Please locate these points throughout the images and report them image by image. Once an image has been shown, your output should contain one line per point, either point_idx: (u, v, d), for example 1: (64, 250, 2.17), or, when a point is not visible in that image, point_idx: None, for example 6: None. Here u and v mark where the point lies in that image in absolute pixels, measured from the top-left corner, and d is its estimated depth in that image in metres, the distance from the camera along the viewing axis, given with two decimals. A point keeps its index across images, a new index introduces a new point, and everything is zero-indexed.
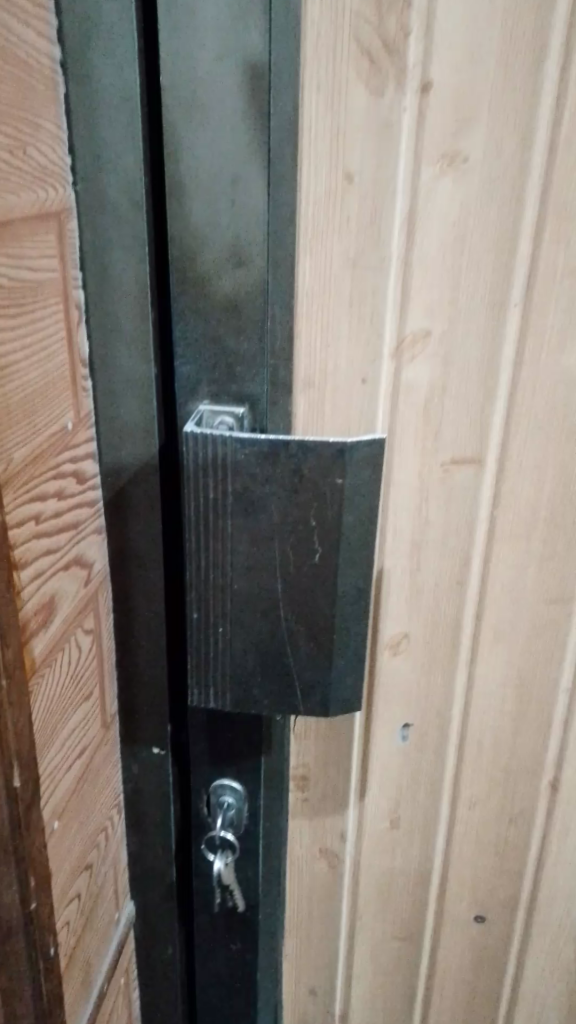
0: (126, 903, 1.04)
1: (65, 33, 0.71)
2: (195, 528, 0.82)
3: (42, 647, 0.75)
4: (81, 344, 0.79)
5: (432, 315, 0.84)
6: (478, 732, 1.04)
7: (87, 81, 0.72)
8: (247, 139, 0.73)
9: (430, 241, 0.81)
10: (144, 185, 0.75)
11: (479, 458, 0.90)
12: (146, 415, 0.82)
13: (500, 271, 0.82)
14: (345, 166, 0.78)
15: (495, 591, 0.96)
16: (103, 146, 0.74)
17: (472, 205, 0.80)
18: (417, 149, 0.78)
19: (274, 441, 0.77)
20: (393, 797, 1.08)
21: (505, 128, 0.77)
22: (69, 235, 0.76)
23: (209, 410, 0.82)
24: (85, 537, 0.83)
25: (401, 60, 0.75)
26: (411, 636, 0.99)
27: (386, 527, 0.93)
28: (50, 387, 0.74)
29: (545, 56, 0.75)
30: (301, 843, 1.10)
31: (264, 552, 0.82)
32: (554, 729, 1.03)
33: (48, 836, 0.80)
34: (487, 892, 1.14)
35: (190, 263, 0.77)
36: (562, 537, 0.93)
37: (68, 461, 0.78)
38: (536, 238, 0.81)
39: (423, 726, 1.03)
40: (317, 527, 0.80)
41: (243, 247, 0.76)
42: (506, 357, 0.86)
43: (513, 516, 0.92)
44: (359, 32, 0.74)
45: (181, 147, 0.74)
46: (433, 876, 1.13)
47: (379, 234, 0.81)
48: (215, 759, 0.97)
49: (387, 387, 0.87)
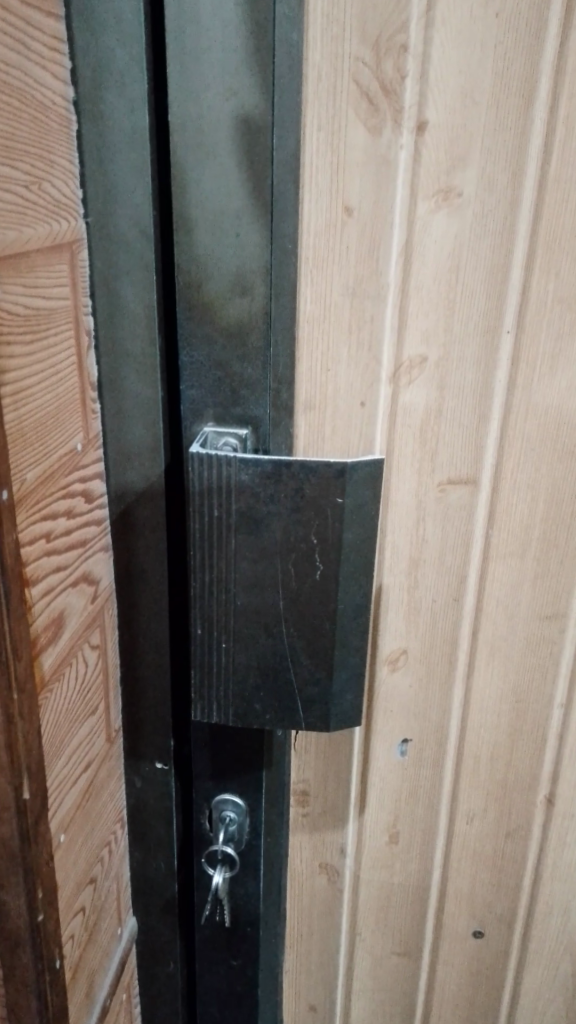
0: (128, 917, 1.05)
1: (78, 74, 0.74)
2: (200, 546, 0.84)
3: (51, 662, 0.78)
4: (91, 368, 0.82)
5: (429, 341, 0.87)
6: (475, 747, 1.06)
7: (98, 120, 0.76)
8: (252, 175, 0.76)
9: (426, 270, 0.85)
10: (153, 217, 0.78)
11: (474, 479, 0.93)
12: (152, 437, 0.85)
13: (494, 300, 0.86)
14: (344, 199, 0.81)
15: (491, 609, 0.99)
16: (114, 181, 0.77)
17: (467, 237, 0.83)
18: (413, 183, 0.82)
19: (277, 463, 0.80)
20: (392, 811, 1.09)
21: (497, 166, 0.81)
22: (80, 264, 0.79)
23: (213, 431, 0.84)
24: (92, 555, 0.85)
25: (399, 101, 0.79)
26: (409, 652, 1.01)
27: (385, 543, 0.96)
28: (61, 410, 0.77)
29: (535, 97, 0.79)
30: (301, 858, 1.12)
31: (267, 569, 0.85)
32: (549, 744, 1.05)
33: (55, 848, 0.82)
34: (485, 906, 1.15)
35: (196, 291, 0.81)
36: (555, 556, 0.96)
37: (77, 481, 0.81)
38: (527, 269, 0.85)
39: (421, 741, 1.05)
40: (318, 545, 0.83)
41: (247, 276, 0.80)
42: (500, 383, 0.89)
43: (508, 536, 0.95)
44: (358, 74, 0.78)
45: (189, 182, 0.77)
46: (432, 891, 1.15)
47: (377, 263, 0.84)
48: (218, 774, 0.99)
49: (385, 410, 0.90)
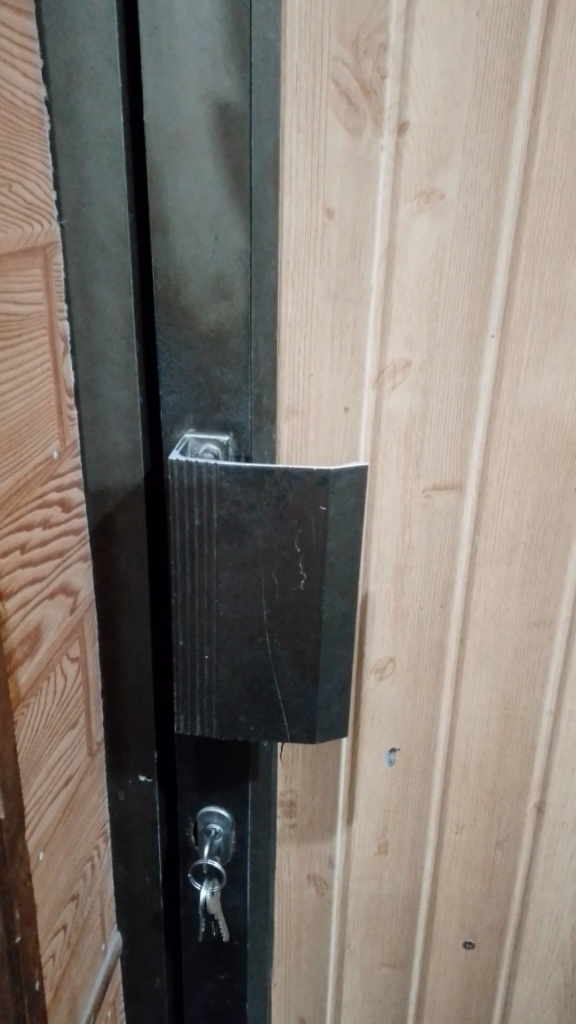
0: (113, 933, 1.04)
1: (51, 75, 0.73)
2: (181, 556, 0.83)
3: (27, 676, 0.76)
4: (67, 374, 0.81)
5: (412, 346, 0.86)
6: (464, 756, 1.04)
7: (72, 122, 0.74)
8: (230, 176, 0.75)
9: (409, 273, 0.83)
10: (129, 220, 0.77)
11: (460, 484, 0.92)
12: (132, 444, 0.84)
13: (478, 303, 0.85)
14: (325, 201, 0.80)
15: (478, 615, 0.98)
16: (89, 183, 0.76)
17: (450, 241, 0.82)
18: (395, 185, 0.80)
19: (259, 470, 0.78)
20: (380, 822, 1.08)
21: (479, 167, 0.80)
22: (55, 268, 0.77)
23: (194, 439, 0.83)
24: (71, 565, 0.84)
25: (379, 102, 0.77)
26: (396, 660, 0.99)
27: (370, 550, 0.94)
28: (35, 419, 0.75)
29: (517, 98, 0.78)
30: (289, 870, 1.10)
31: (249, 578, 0.83)
32: (538, 751, 1.04)
33: (34, 866, 0.80)
34: (475, 916, 1.14)
35: (175, 296, 0.79)
36: (542, 561, 0.95)
37: (54, 490, 0.79)
38: (511, 271, 0.83)
39: (409, 750, 1.04)
40: (301, 553, 0.82)
41: (227, 280, 0.78)
42: (485, 386, 0.88)
43: (495, 541, 0.94)
44: (337, 74, 0.76)
45: (165, 184, 0.76)
46: (422, 901, 1.13)
47: (359, 266, 0.83)
48: (203, 786, 0.97)
49: (369, 415, 0.89)
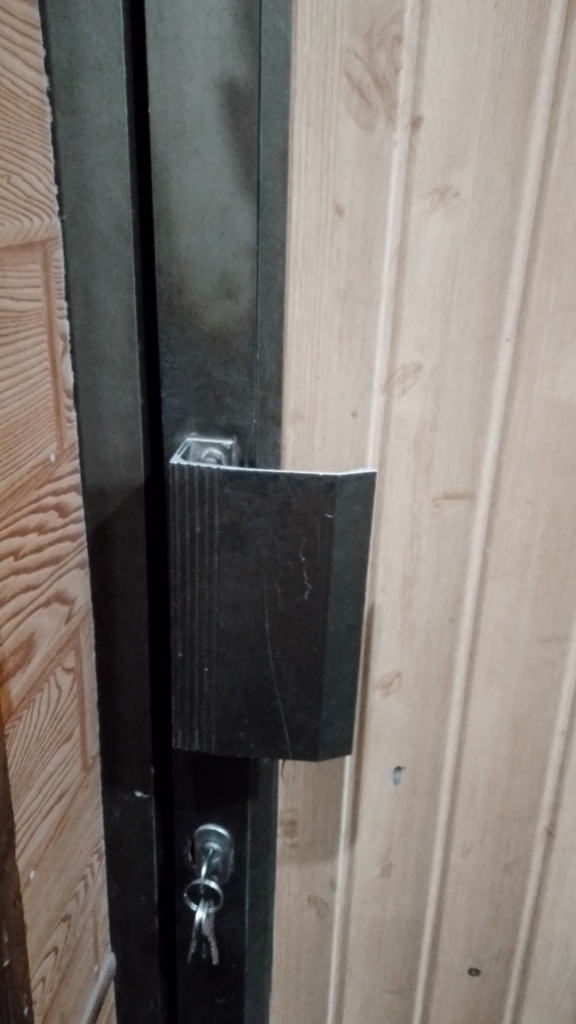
0: (106, 954, 1.00)
1: (52, 63, 0.70)
2: (181, 564, 0.80)
3: (19, 688, 0.73)
4: (66, 374, 0.78)
5: (424, 349, 0.83)
6: (472, 775, 1.01)
7: (74, 112, 0.71)
8: (237, 169, 0.72)
9: (421, 274, 0.81)
10: (132, 215, 0.74)
11: (471, 493, 0.89)
12: (132, 447, 0.81)
13: (492, 307, 0.82)
14: (335, 199, 0.77)
15: (489, 630, 0.94)
16: (90, 176, 0.73)
17: (463, 241, 0.79)
18: (407, 183, 0.78)
19: (263, 475, 0.75)
20: (384, 842, 1.04)
21: (496, 164, 0.77)
22: (55, 264, 0.75)
23: (196, 442, 0.80)
24: (66, 572, 0.81)
25: (392, 95, 0.75)
26: (403, 675, 0.96)
27: (377, 561, 0.91)
28: (32, 420, 0.72)
29: (536, 95, 0.75)
30: (289, 891, 1.06)
31: (251, 588, 0.80)
32: (549, 772, 1.01)
33: (24, 886, 0.77)
34: (481, 942, 1.10)
35: (178, 293, 0.76)
36: (556, 575, 0.92)
37: (50, 494, 0.76)
38: (527, 274, 0.81)
39: (415, 768, 1.00)
40: (306, 562, 0.79)
41: (232, 278, 0.75)
42: (498, 392, 0.85)
43: (506, 553, 0.91)
44: (349, 66, 0.74)
45: (170, 177, 0.73)
46: (426, 925, 1.09)
47: (369, 266, 0.80)
48: (201, 803, 0.94)
49: (377, 420, 0.86)
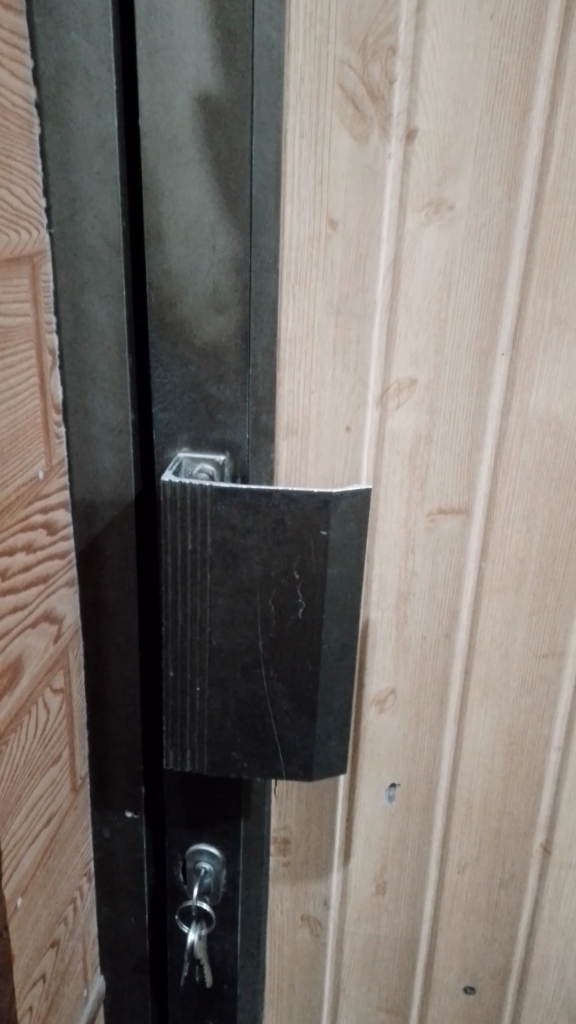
0: (96, 977, 0.98)
1: (40, 72, 0.69)
2: (173, 582, 0.78)
3: (6, 713, 0.71)
4: (55, 389, 0.76)
5: (419, 363, 0.82)
6: (467, 792, 1.00)
7: (63, 124, 0.70)
8: (229, 182, 0.71)
9: (415, 288, 0.79)
10: (123, 228, 0.73)
11: (466, 508, 0.87)
12: (122, 463, 0.79)
13: (487, 320, 0.81)
14: (328, 212, 0.76)
15: (484, 646, 0.93)
16: (79, 189, 0.72)
17: (459, 253, 0.78)
18: (402, 195, 0.77)
19: (256, 492, 0.74)
20: (379, 860, 1.03)
21: (491, 176, 0.76)
22: (43, 278, 0.73)
23: (188, 458, 0.79)
24: (55, 591, 0.79)
25: (387, 107, 0.74)
26: (398, 692, 0.95)
27: (372, 576, 0.90)
28: (20, 438, 0.71)
29: (532, 107, 0.74)
30: (282, 910, 1.05)
31: (244, 607, 0.79)
32: (545, 789, 1.00)
33: (11, 914, 0.75)
34: (477, 961, 1.09)
35: (169, 308, 0.75)
36: (552, 590, 0.91)
37: (38, 512, 0.75)
38: (523, 288, 0.80)
39: (410, 785, 0.99)
40: (300, 579, 0.77)
41: (224, 292, 0.74)
42: (493, 406, 0.84)
43: (502, 569, 0.90)
44: (344, 78, 0.73)
45: (161, 189, 0.72)
46: (421, 945, 1.08)
47: (363, 280, 0.79)
48: (193, 822, 0.92)
49: (372, 435, 0.84)
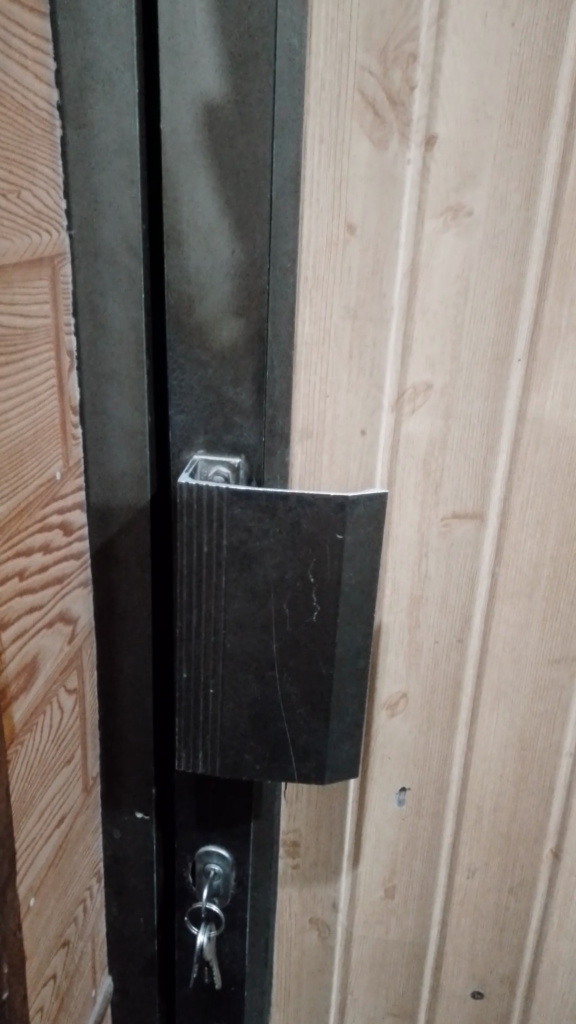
0: (104, 977, 0.98)
1: (63, 76, 0.69)
2: (188, 584, 0.78)
3: (22, 712, 0.72)
4: (72, 391, 0.77)
5: (435, 369, 0.82)
6: (477, 797, 1.00)
7: (84, 127, 0.70)
8: (248, 187, 0.71)
9: (433, 293, 0.80)
10: (142, 232, 0.73)
11: (480, 513, 0.87)
12: (138, 465, 0.80)
13: (504, 326, 0.81)
14: (347, 217, 0.76)
15: (496, 651, 0.93)
16: (100, 192, 0.72)
17: (476, 259, 0.78)
18: (421, 201, 0.77)
19: (273, 495, 0.74)
20: (388, 864, 1.03)
21: (510, 183, 0.76)
22: (63, 280, 0.73)
23: (204, 461, 0.79)
24: (70, 592, 0.80)
25: (406, 113, 0.74)
26: (409, 696, 0.95)
27: (385, 580, 0.90)
28: (38, 439, 0.71)
29: (551, 114, 0.74)
30: (291, 913, 1.05)
31: (259, 610, 0.79)
32: (556, 795, 0.99)
33: (24, 914, 0.75)
34: (485, 967, 1.09)
35: (187, 311, 0.75)
36: (565, 596, 0.91)
37: (55, 512, 0.75)
38: (540, 294, 0.80)
39: (420, 790, 0.99)
40: (315, 583, 0.77)
41: (242, 296, 0.74)
42: (508, 411, 0.84)
43: (515, 575, 0.90)
44: (364, 84, 0.73)
45: (181, 193, 0.72)
46: (429, 949, 1.08)
47: (381, 285, 0.79)
48: (203, 824, 0.93)
49: (386, 439, 0.85)
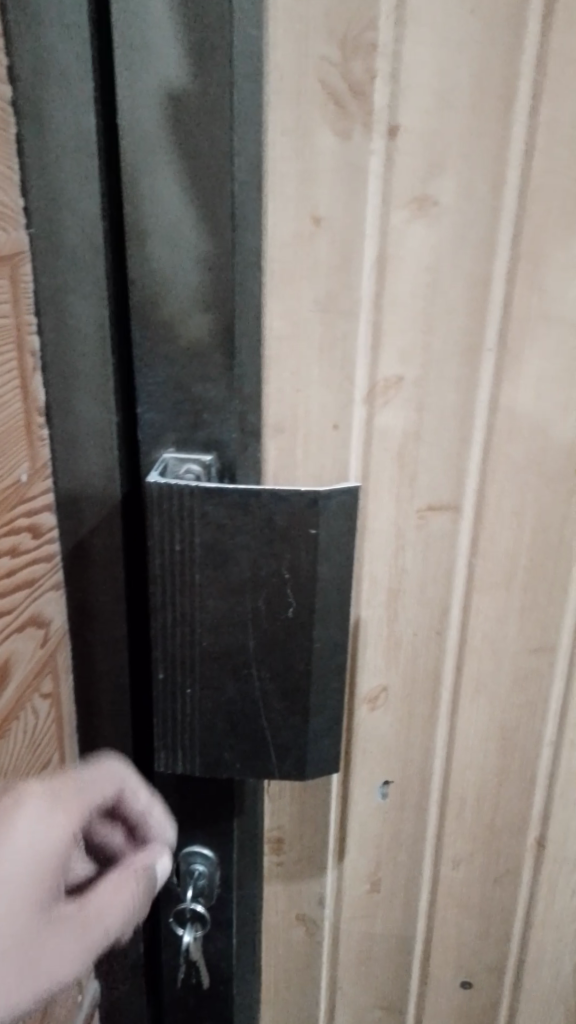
0: (90, 978, 0.98)
1: (17, 72, 0.69)
2: (161, 583, 0.78)
3: None
4: (38, 391, 0.76)
5: (406, 360, 0.82)
6: (460, 788, 1.00)
7: (40, 124, 0.70)
8: (210, 180, 0.70)
9: (401, 285, 0.79)
10: (104, 228, 0.72)
11: (455, 504, 0.87)
12: (107, 464, 0.79)
13: (474, 315, 0.80)
14: (312, 209, 0.76)
15: (475, 642, 0.93)
16: (58, 189, 0.71)
17: (444, 249, 0.78)
18: (386, 192, 0.76)
19: (245, 492, 0.74)
20: (373, 858, 1.03)
21: (475, 172, 0.75)
22: (24, 279, 0.73)
23: (174, 459, 0.77)
24: (42, 595, 0.79)
25: (369, 103, 0.73)
26: (390, 689, 0.95)
27: (362, 573, 0.90)
28: (3, 441, 0.71)
29: (515, 100, 0.73)
30: (277, 909, 1.05)
31: (235, 607, 0.78)
32: (539, 785, 0.99)
33: None
34: (473, 957, 1.09)
35: (153, 308, 0.74)
36: (543, 586, 0.90)
37: (23, 515, 0.74)
38: (509, 283, 0.79)
39: (403, 783, 0.99)
40: (290, 579, 0.77)
41: (208, 292, 0.73)
42: (480, 402, 0.83)
43: (492, 566, 0.89)
44: (325, 75, 0.72)
45: (142, 188, 0.70)
46: (417, 941, 1.08)
47: (349, 277, 0.78)
48: (185, 824, 0.92)
49: (360, 433, 0.84)
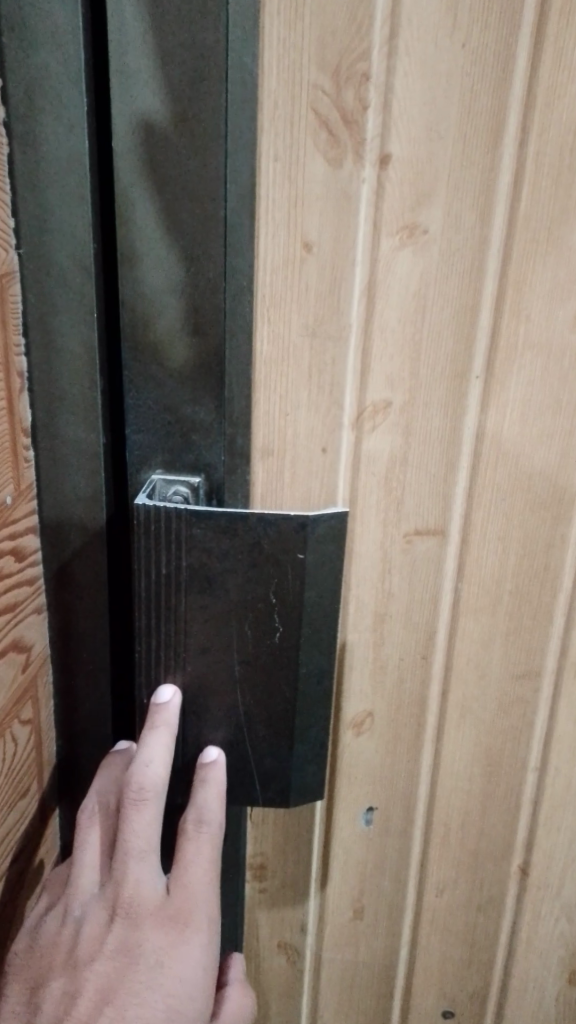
0: None
1: (9, 92, 0.69)
2: (146, 606, 0.77)
3: None
4: (24, 413, 0.76)
5: (394, 385, 0.82)
6: (444, 814, 0.99)
7: (32, 144, 0.70)
8: (202, 206, 0.71)
9: (390, 311, 0.80)
10: (94, 251, 0.73)
11: (442, 529, 0.87)
12: (92, 487, 0.79)
13: (462, 343, 0.81)
14: (303, 235, 0.76)
15: (460, 667, 0.93)
16: (48, 209, 0.71)
17: (432, 276, 0.79)
18: (376, 219, 0.77)
19: (233, 516, 0.74)
20: (356, 885, 1.02)
21: (464, 202, 0.76)
22: (12, 299, 0.73)
23: (162, 479, 0.78)
24: (24, 619, 0.78)
25: (360, 132, 0.74)
26: (375, 714, 0.94)
27: (349, 597, 0.89)
28: None
29: (504, 134, 0.75)
30: (259, 937, 1.03)
31: (220, 631, 0.78)
32: (523, 811, 1.00)
33: None
34: (455, 985, 1.08)
35: (143, 330, 0.74)
36: (527, 611, 0.91)
37: (7, 539, 0.74)
38: (496, 311, 0.80)
39: (388, 808, 0.98)
40: (277, 603, 0.77)
41: (199, 316, 0.74)
42: (468, 429, 0.84)
43: (478, 591, 0.90)
44: (317, 103, 0.73)
45: (134, 211, 0.71)
46: (399, 969, 1.07)
47: (338, 302, 0.79)
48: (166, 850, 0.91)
49: (347, 458, 0.84)
